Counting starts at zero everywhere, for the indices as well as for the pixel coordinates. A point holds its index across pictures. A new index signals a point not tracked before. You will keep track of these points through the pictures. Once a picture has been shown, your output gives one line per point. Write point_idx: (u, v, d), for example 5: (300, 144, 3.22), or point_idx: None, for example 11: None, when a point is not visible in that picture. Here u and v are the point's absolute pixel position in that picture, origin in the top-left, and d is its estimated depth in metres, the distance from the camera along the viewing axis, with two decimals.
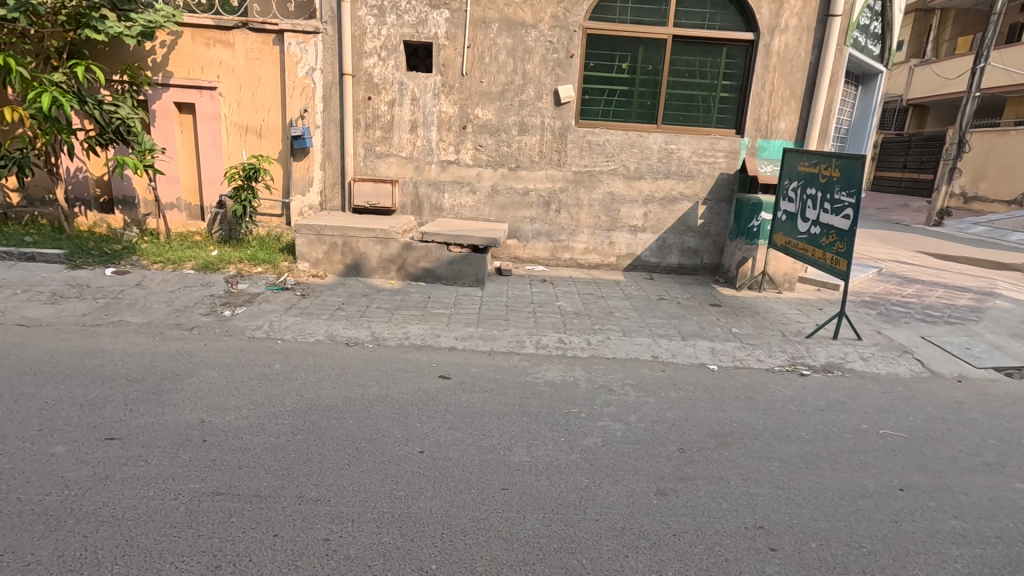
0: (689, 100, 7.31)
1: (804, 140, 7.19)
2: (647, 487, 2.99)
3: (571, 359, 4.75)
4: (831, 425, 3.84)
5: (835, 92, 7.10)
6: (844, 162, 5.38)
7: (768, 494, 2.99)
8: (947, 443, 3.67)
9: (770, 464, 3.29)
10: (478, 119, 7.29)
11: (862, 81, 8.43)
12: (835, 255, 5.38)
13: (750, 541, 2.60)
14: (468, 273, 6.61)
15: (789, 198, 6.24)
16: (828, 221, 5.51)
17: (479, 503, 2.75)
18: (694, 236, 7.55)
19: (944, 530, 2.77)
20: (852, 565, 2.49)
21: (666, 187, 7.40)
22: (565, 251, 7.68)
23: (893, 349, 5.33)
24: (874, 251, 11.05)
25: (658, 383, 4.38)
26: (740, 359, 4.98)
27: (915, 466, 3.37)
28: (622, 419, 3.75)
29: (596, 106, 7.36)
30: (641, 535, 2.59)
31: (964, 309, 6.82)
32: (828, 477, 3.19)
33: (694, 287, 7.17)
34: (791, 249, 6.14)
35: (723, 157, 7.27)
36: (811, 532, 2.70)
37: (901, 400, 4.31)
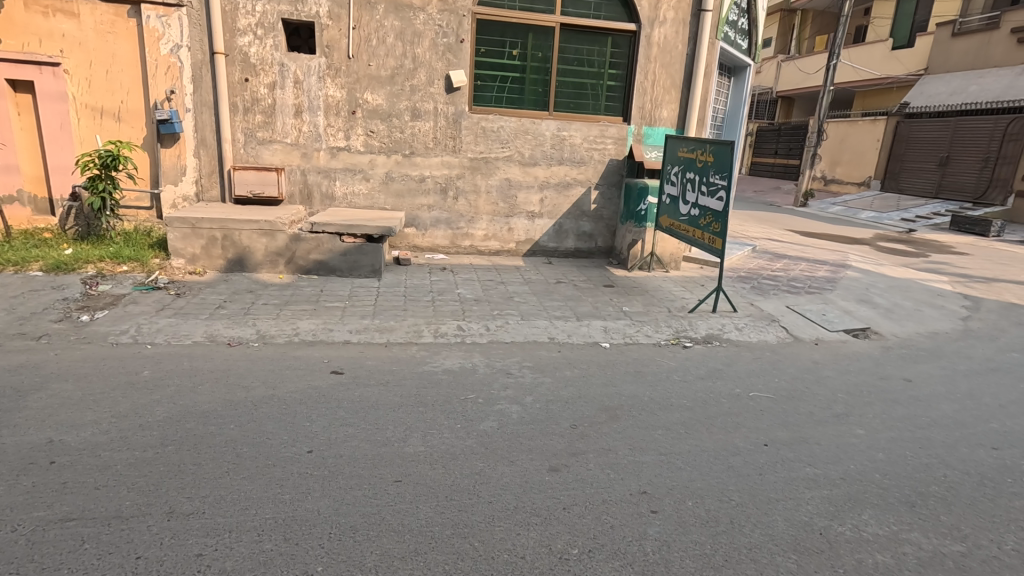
0: (579, 88, 7.50)
1: (684, 128, 7.67)
2: (539, 465, 3.07)
3: (470, 346, 4.76)
4: (709, 391, 4.17)
5: (709, 83, 7.62)
6: (716, 148, 5.78)
7: (651, 460, 3.19)
8: (804, 400, 4.11)
9: (655, 433, 3.50)
10: (368, 103, 7.03)
11: (733, 73, 9.10)
12: (711, 235, 5.81)
13: (634, 506, 2.76)
14: (364, 264, 6.39)
15: (672, 182, 6.63)
16: (705, 204, 5.93)
17: (371, 498, 2.68)
18: (588, 220, 7.82)
19: (800, 477, 3.10)
20: (723, 518, 2.71)
21: (560, 173, 7.58)
22: (464, 238, 7.66)
23: (763, 319, 5.87)
24: (750, 231, 12.08)
25: (554, 364, 4.52)
26: (630, 336, 5.25)
27: (778, 422, 3.74)
28: (518, 401, 3.82)
29: (489, 92, 7.35)
30: (532, 513, 2.66)
31: (821, 280, 7.64)
32: (705, 440, 3.45)
33: (589, 270, 7.44)
34: (675, 230, 6.55)
35: (612, 144, 7.57)
36: (688, 491, 2.92)
37: (768, 365, 4.76)
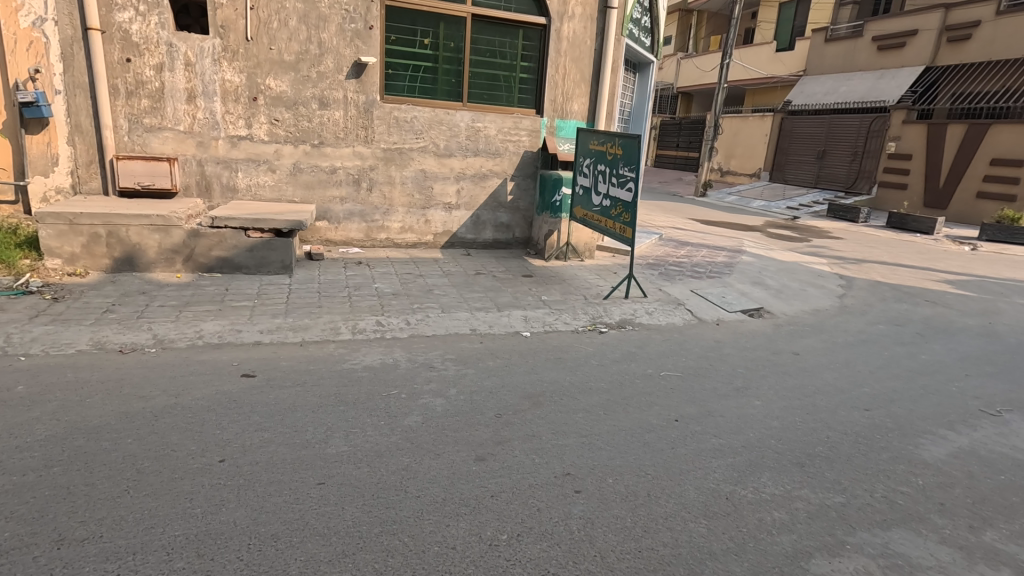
0: (492, 79, 7.52)
1: (594, 121, 7.93)
2: (466, 456, 3.09)
3: (390, 341, 4.67)
4: (624, 373, 4.39)
5: (616, 78, 7.92)
6: (625, 141, 6.03)
7: (573, 443, 3.31)
8: (709, 376, 4.44)
9: (576, 416, 3.64)
10: (271, 90, 6.64)
11: (638, 69, 9.51)
12: (622, 225, 6.08)
13: (559, 488, 2.87)
14: (273, 260, 6.05)
15: (584, 174, 6.85)
16: (615, 195, 6.19)
17: (292, 503, 2.58)
18: (505, 212, 7.89)
19: (707, 448, 3.36)
20: (640, 491, 2.89)
21: (476, 164, 7.58)
22: (380, 231, 7.47)
23: (671, 303, 6.25)
24: (657, 220, 12.74)
25: (476, 355, 4.54)
26: (549, 324, 5.39)
27: (686, 399, 4.02)
28: (442, 394, 3.81)
29: (400, 82, 7.19)
30: (461, 503, 2.69)
31: (720, 265, 8.24)
32: (622, 419, 3.64)
33: (508, 260, 7.52)
34: (588, 221, 6.78)
35: (526, 136, 7.68)
36: (608, 469, 3.07)
37: (676, 345, 5.08)
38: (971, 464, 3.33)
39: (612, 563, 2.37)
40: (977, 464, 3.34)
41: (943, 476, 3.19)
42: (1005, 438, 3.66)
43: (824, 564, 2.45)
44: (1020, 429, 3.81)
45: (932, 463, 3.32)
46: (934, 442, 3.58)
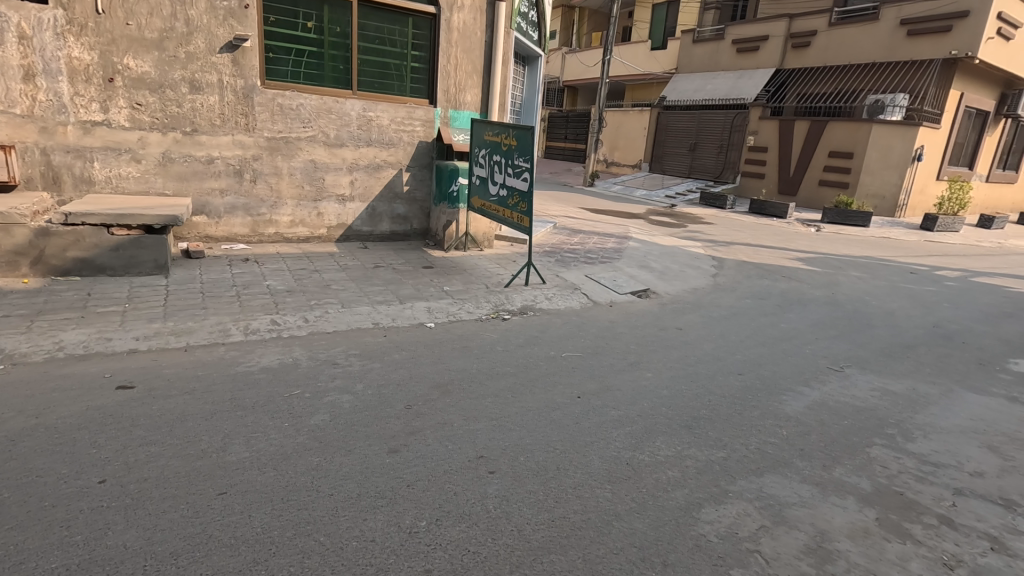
0: (382, 68, 7.33)
1: (487, 112, 8.03)
2: (378, 449, 3.07)
3: (287, 340, 4.45)
4: (529, 357, 4.56)
5: (507, 71, 8.08)
6: (518, 133, 6.17)
7: (484, 427, 3.40)
8: (606, 354, 4.74)
9: (486, 401, 3.74)
10: (130, 70, 5.98)
11: (528, 62, 9.73)
12: (519, 214, 6.25)
13: (474, 470, 2.95)
14: (144, 259, 5.47)
15: (480, 164, 6.93)
16: (511, 185, 6.34)
17: (192, 517, 2.41)
18: (402, 203, 7.77)
19: (608, 419, 3.62)
20: (550, 466, 3.05)
21: (369, 155, 7.36)
22: (267, 225, 7.02)
23: (568, 288, 6.55)
24: (550, 209, 13.18)
25: (382, 349, 4.47)
26: (453, 313, 5.43)
27: (587, 376, 4.27)
28: (349, 390, 3.72)
29: (283, 66, 6.78)
30: (377, 496, 2.67)
31: (610, 250, 8.75)
32: (530, 400, 3.80)
33: (407, 252, 7.42)
34: (486, 211, 6.89)
35: (420, 126, 7.58)
36: (519, 448, 3.20)
37: (575, 328, 5.35)
38: (822, 413, 3.89)
39: (528, 535, 2.50)
40: (827, 413, 3.92)
41: (801, 425, 3.70)
42: (847, 389, 4.33)
43: (712, 511, 2.76)
44: (857, 381, 4.51)
45: (792, 416, 3.83)
46: (794, 397, 4.14)
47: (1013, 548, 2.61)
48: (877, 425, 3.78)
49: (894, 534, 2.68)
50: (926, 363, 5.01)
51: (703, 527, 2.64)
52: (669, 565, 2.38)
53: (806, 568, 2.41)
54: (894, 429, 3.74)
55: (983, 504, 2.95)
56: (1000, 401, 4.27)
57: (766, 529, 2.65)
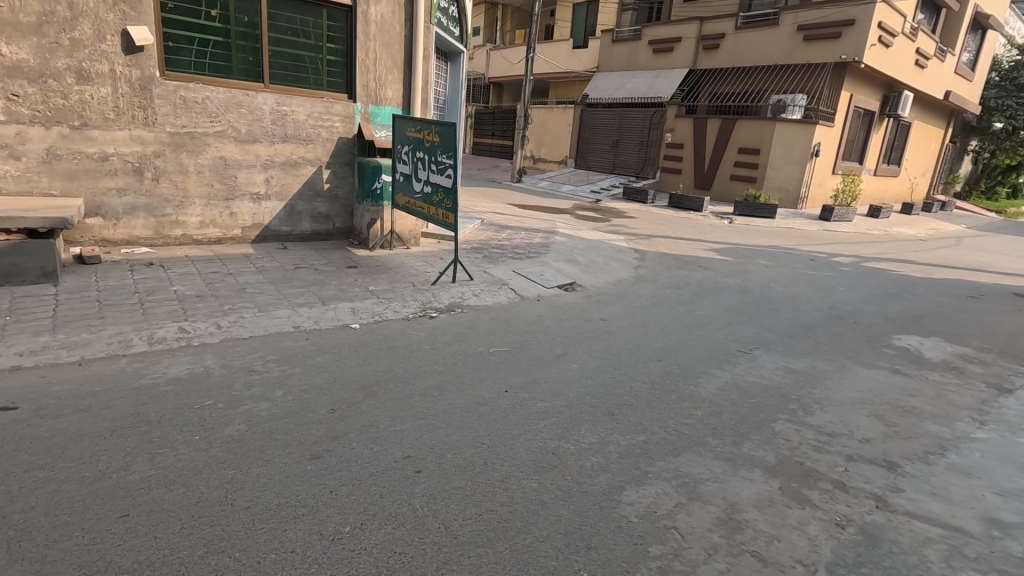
0: (296, 60, 7.03)
1: (409, 108, 7.90)
2: (299, 457, 2.96)
3: (198, 348, 4.19)
4: (457, 353, 4.56)
5: (428, 66, 7.98)
6: (440, 129, 6.12)
7: (411, 426, 3.37)
8: (533, 347, 4.82)
9: (413, 400, 3.70)
10: (4, 57, 5.38)
11: (450, 58, 9.67)
12: (444, 211, 6.21)
13: (400, 471, 2.92)
14: (28, 266, 4.96)
15: (403, 161, 6.83)
16: (436, 181, 6.28)
17: (88, 545, 2.23)
18: (323, 201, 7.50)
19: (535, 411, 3.68)
20: (478, 461, 3.07)
21: (285, 151, 7.05)
22: (174, 226, 6.57)
23: (495, 283, 6.59)
24: (478, 206, 13.18)
25: (303, 353, 4.31)
26: (379, 313, 5.32)
27: (514, 369, 4.33)
28: (267, 397, 3.56)
29: (186, 56, 6.36)
30: (297, 505, 2.58)
31: (537, 245, 8.89)
32: (458, 397, 3.79)
33: (329, 252, 7.18)
34: (411, 208, 6.80)
35: (339, 121, 7.34)
36: (447, 445, 3.19)
37: (503, 323, 5.40)
38: (733, 393, 4.16)
39: (456, 531, 2.50)
40: (737, 392, 4.19)
41: (714, 405, 3.94)
42: (754, 370, 4.65)
43: (633, 493, 2.89)
44: (764, 361, 4.85)
45: (706, 397, 4.07)
46: (708, 380, 4.39)
47: (895, 504, 2.90)
48: (781, 401, 4.09)
49: (795, 500, 2.90)
50: (824, 342, 5.47)
51: (624, 508, 2.75)
52: (592, 548, 2.46)
53: (718, 540, 2.57)
54: (795, 404, 4.06)
55: (870, 467, 3.27)
56: (885, 373, 4.74)
57: (682, 506, 2.79)
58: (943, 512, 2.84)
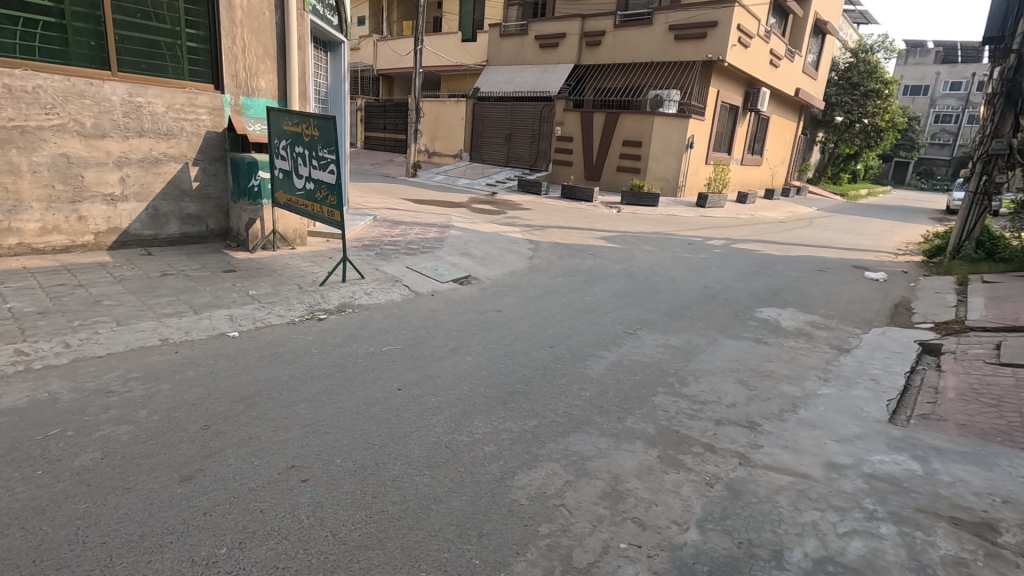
0: (150, 46, 6.39)
1: (286, 100, 7.49)
2: (167, 480, 2.72)
3: (40, 372, 3.68)
4: (347, 355, 4.41)
5: (304, 56, 7.61)
6: (320, 122, 5.85)
7: (296, 435, 3.21)
8: (427, 343, 4.79)
9: (299, 407, 3.53)
10: None
11: (330, 48, 9.26)
12: (329, 208, 5.96)
13: (284, 482, 2.78)
14: None
15: (282, 156, 6.47)
16: (318, 177, 6.00)
17: None
18: (192, 201, 6.90)
19: (428, 406, 3.67)
20: (369, 462, 3.00)
21: (142, 147, 6.38)
22: (6, 235, 5.71)
23: (388, 281, 6.46)
24: (370, 202, 12.79)
25: (171, 368, 3.94)
26: (261, 319, 5.00)
27: (408, 366, 4.28)
28: (127, 420, 3.22)
29: (8, 39, 5.54)
30: (164, 533, 2.37)
31: (432, 240, 8.82)
32: (348, 400, 3.68)
33: (202, 256, 6.62)
34: (293, 206, 6.46)
35: (206, 114, 6.78)
36: (335, 450, 3.09)
37: (396, 320, 5.31)
38: (617, 372, 4.42)
39: (344, 537, 2.44)
40: (621, 371, 4.46)
41: (601, 384, 4.17)
42: (637, 348, 4.96)
43: (524, 477, 2.97)
44: (646, 340, 5.18)
45: (594, 377, 4.28)
46: (595, 362, 4.61)
47: (754, 459, 3.24)
48: (660, 375, 4.41)
49: (671, 466, 3.14)
50: (698, 318, 5.95)
51: (515, 492, 2.83)
52: (484, 535, 2.50)
53: (603, 511, 2.72)
54: (673, 376, 4.40)
55: (735, 429, 3.61)
56: (749, 343, 5.27)
57: (570, 484, 2.92)
58: (792, 461, 3.21)
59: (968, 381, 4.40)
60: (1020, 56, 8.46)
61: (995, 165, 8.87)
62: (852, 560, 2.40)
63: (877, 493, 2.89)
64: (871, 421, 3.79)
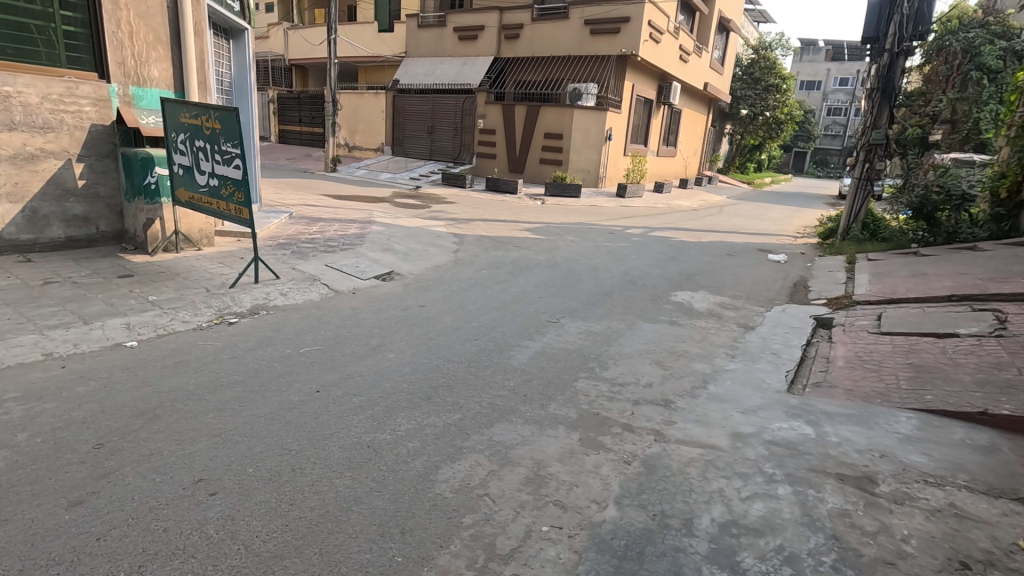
0: (17, 29, 5.73)
1: (185, 91, 6.97)
2: (53, 506, 2.49)
3: None
4: (260, 359, 4.21)
5: (203, 43, 7.13)
6: (221, 114, 5.51)
7: (204, 446, 3.03)
8: (347, 342, 4.65)
9: (208, 417, 3.33)
10: None
11: (232, 36, 8.72)
12: (236, 205, 5.63)
13: (190, 497, 2.61)
14: None
15: (181, 151, 6.06)
16: (222, 172, 5.64)
17: None
18: (78, 201, 6.31)
19: (349, 406, 3.58)
20: (285, 469, 2.88)
21: (14, 142, 5.74)
22: None
23: (305, 280, 6.20)
24: (286, 199, 12.20)
25: (58, 384, 3.59)
26: (163, 327, 4.65)
27: (327, 367, 4.14)
28: (4, 445, 2.91)
29: None
30: (49, 566, 2.16)
31: (352, 236, 8.56)
32: (261, 406, 3.51)
33: (94, 261, 6.07)
34: (196, 204, 6.06)
35: (89, 105, 6.19)
36: (248, 460, 2.94)
37: (314, 320, 5.11)
38: (541, 360, 4.50)
39: (257, 548, 2.33)
40: (545, 359, 4.54)
41: (524, 373, 4.23)
42: (560, 336, 5.08)
43: (448, 470, 2.96)
44: (569, 328, 5.31)
45: (517, 367, 4.34)
46: (520, 352, 4.66)
47: (668, 435, 3.41)
48: (582, 361, 4.54)
49: (591, 448, 3.25)
50: (618, 304, 6.17)
51: (439, 486, 2.82)
52: (407, 532, 2.48)
53: (525, 497, 2.77)
54: (593, 361, 4.54)
55: (651, 407, 3.78)
56: (665, 325, 5.53)
57: (494, 473, 2.95)
58: (702, 435, 3.41)
59: (854, 350, 4.85)
60: (892, 55, 9.31)
61: (875, 154, 9.77)
62: (753, 521, 2.59)
63: (775, 457, 3.14)
64: (772, 391, 4.10)
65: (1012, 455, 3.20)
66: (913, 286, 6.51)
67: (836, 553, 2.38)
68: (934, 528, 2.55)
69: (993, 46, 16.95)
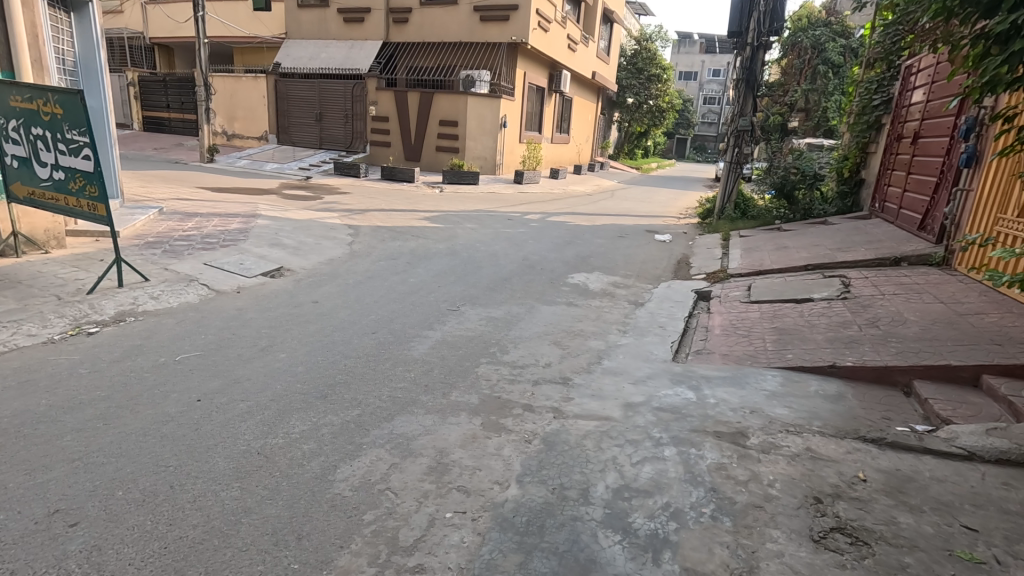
0: None
1: (15, 70, 6.07)
2: None
3: None
4: (128, 370, 3.80)
5: (34, 14, 6.23)
6: (62, 97, 4.84)
7: (61, 473, 2.69)
8: (232, 345, 4.32)
9: (65, 440, 2.95)
10: None
11: (72, 7, 7.65)
12: (90, 201, 4.99)
13: (45, 532, 2.31)
14: None
15: (14, 140, 5.27)
16: (68, 164, 4.98)
17: None
18: None
19: (235, 413, 3.34)
20: (161, 488, 2.63)
21: None
22: None
23: (180, 281, 5.67)
24: (154, 192, 11.02)
25: None
26: (2, 343, 4.04)
27: (209, 374, 3.83)
28: None
29: None
30: None
31: (234, 231, 7.94)
32: (131, 421, 3.17)
33: None
34: (38, 200, 5.30)
35: None
36: (116, 483, 2.65)
37: (193, 324, 4.70)
38: (442, 350, 4.47)
39: None
40: (446, 348, 4.52)
41: (425, 364, 4.18)
42: (461, 324, 5.07)
43: (346, 469, 2.87)
44: (469, 315, 5.32)
45: (418, 358, 4.28)
46: (420, 343, 4.60)
47: (566, 411, 3.54)
48: (483, 347, 4.57)
49: (493, 431, 3.29)
50: (518, 289, 6.27)
51: (337, 486, 2.72)
52: (304, 537, 2.37)
53: (428, 486, 2.75)
54: (494, 347, 4.59)
55: (550, 386, 3.90)
56: (563, 307, 5.71)
57: (395, 466, 2.90)
58: (598, 408, 3.58)
59: (729, 318, 5.32)
60: (753, 48, 10.18)
61: (743, 140, 10.67)
62: (643, 483, 2.77)
63: (662, 422, 3.37)
64: (659, 361, 4.39)
65: (854, 401, 3.69)
66: (776, 259, 7.25)
67: (714, 504, 2.62)
68: (794, 471, 2.88)
69: (835, 44, 19.23)
